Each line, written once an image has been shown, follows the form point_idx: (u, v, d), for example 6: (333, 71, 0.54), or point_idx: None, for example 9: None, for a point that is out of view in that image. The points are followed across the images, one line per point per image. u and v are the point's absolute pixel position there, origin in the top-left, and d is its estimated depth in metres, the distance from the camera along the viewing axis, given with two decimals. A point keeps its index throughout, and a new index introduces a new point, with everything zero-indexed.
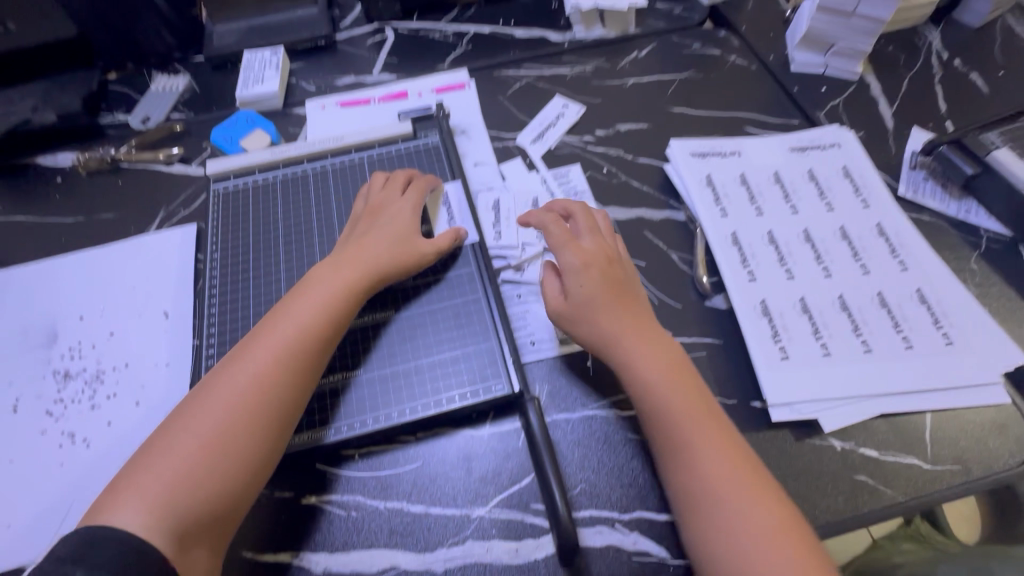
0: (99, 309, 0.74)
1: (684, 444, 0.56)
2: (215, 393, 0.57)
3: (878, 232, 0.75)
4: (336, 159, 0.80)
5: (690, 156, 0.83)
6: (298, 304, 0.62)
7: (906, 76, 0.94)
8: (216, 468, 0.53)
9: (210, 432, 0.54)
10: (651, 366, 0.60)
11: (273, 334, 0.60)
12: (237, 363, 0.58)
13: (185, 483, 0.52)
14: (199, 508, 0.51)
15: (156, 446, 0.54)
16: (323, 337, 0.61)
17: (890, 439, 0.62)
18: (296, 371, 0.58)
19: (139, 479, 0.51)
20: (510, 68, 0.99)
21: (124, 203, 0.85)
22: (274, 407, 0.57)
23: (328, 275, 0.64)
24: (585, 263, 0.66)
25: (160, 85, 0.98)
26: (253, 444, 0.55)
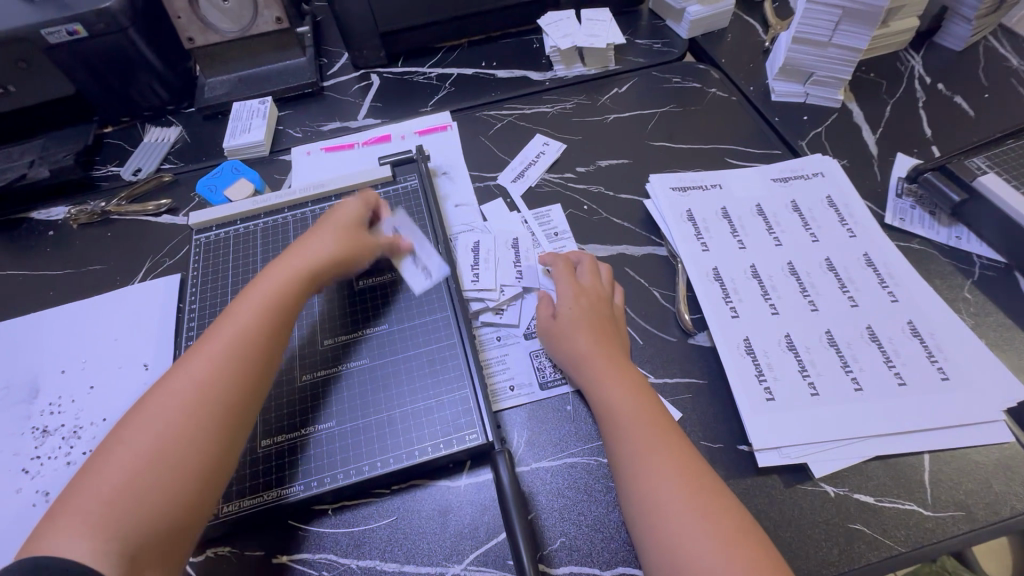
0: (81, 363, 0.75)
1: (650, 501, 0.53)
2: (147, 410, 0.55)
3: (865, 262, 0.73)
4: (316, 206, 0.81)
5: (670, 191, 0.82)
6: (234, 315, 0.62)
7: (889, 102, 0.94)
8: (157, 480, 0.51)
9: (146, 446, 0.53)
10: (607, 389, 0.61)
11: (206, 346, 0.60)
12: (179, 373, 0.58)
13: (123, 500, 0.50)
14: (143, 522, 0.50)
15: (92, 468, 0.52)
16: (262, 340, 0.61)
17: (886, 483, 0.59)
18: (231, 375, 0.58)
19: (79, 500, 0.50)
20: (492, 108, 1.00)
21: (113, 255, 0.86)
22: (210, 411, 0.56)
23: (267, 285, 0.65)
24: (579, 294, 0.68)
25: (153, 137, 1.01)
26: (193, 450, 0.54)
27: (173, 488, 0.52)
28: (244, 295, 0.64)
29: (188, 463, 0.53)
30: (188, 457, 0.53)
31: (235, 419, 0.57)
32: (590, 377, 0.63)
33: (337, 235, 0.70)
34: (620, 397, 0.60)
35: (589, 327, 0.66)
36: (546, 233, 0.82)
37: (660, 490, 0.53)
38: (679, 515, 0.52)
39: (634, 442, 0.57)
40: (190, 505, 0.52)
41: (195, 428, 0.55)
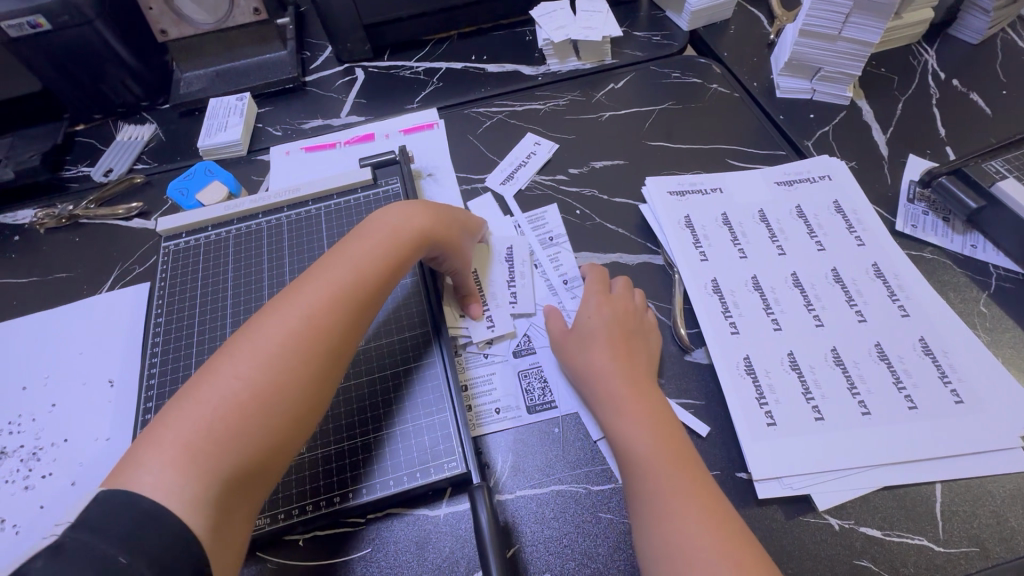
0: (44, 379, 0.71)
1: (666, 544, 0.49)
2: (266, 337, 0.50)
3: (874, 273, 0.68)
4: (292, 211, 0.77)
5: (667, 196, 0.77)
6: (345, 259, 0.58)
7: (900, 99, 0.89)
8: (261, 421, 0.47)
9: (255, 379, 0.48)
10: (637, 411, 0.57)
11: (336, 285, 0.55)
12: (286, 308, 0.53)
13: (225, 436, 0.45)
14: (239, 469, 0.46)
15: (196, 390, 0.47)
16: (375, 296, 0.58)
17: (894, 515, 0.55)
18: (348, 325, 0.55)
19: (169, 435, 0.44)
20: (481, 104, 0.95)
21: (80, 261, 0.82)
22: (325, 361, 0.52)
23: (378, 235, 0.61)
24: (605, 306, 0.65)
25: (125, 135, 0.96)
26: (303, 399, 0.50)
27: (275, 437, 0.48)
28: (375, 240, 0.60)
29: (293, 410, 0.49)
30: (293, 404, 0.49)
31: (338, 374, 0.54)
32: (606, 397, 0.59)
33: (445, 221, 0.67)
34: (641, 420, 0.56)
35: (611, 340, 0.62)
36: (540, 238, 0.77)
37: (679, 533, 0.49)
38: (699, 561, 0.47)
39: (655, 477, 0.53)
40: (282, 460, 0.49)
41: (309, 375, 0.51)
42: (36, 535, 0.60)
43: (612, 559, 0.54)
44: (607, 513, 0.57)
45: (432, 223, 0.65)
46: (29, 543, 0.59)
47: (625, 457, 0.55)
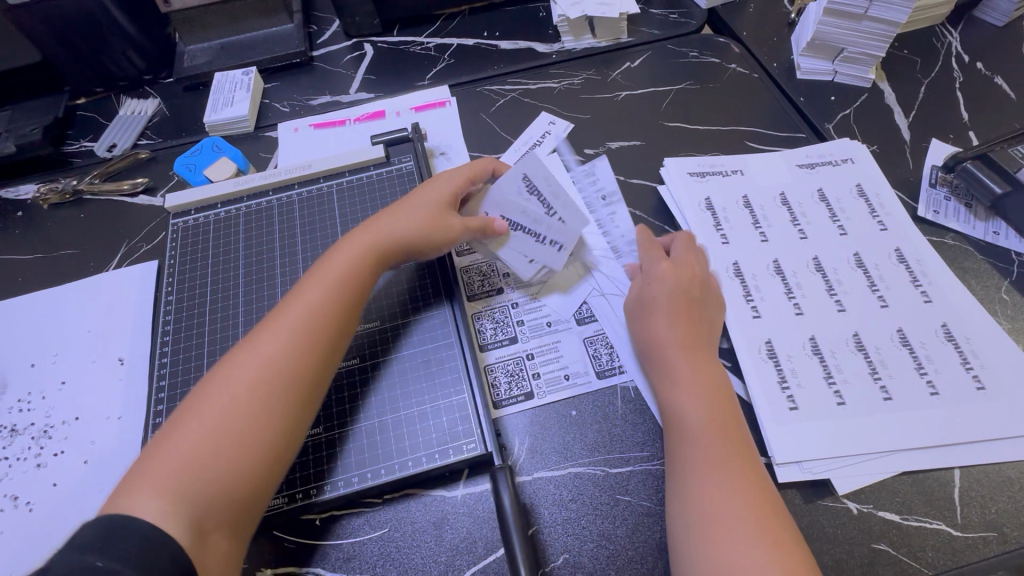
0: (53, 357, 0.70)
1: (716, 524, 0.49)
2: (227, 370, 0.53)
3: (896, 258, 0.67)
4: (303, 188, 0.75)
5: (687, 177, 0.76)
6: (311, 280, 0.59)
7: (923, 83, 0.87)
8: (230, 445, 0.49)
9: (218, 409, 0.50)
10: (692, 384, 0.56)
11: (294, 307, 0.56)
12: (259, 337, 0.54)
13: (194, 465, 0.47)
14: (215, 490, 0.47)
15: (170, 427, 0.50)
16: (344, 306, 0.58)
17: (913, 500, 0.55)
18: (308, 339, 0.55)
19: (155, 466, 0.47)
20: (494, 82, 0.93)
21: (86, 238, 0.80)
22: (286, 377, 0.53)
23: (345, 251, 0.61)
24: (677, 276, 0.62)
25: (129, 109, 0.93)
26: (268, 417, 0.51)
27: (248, 456, 0.49)
28: (340, 257, 0.61)
29: (259, 430, 0.50)
30: (261, 424, 0.50)
31: (311, 386, 0.54)
32: (662, 365, 0.58)
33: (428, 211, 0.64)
34: (695, 393, 0.56)
35: (680, 314, 0.60)
36: (592, 194, 0.78)
37: (726, 514, 0.49)
38: (747, 544, 0.47)
39: (708, 457, 0.52)
40: (265, 475, 0.50)
41: (271, 395, 0.51)
42: (50, 512, 0.60)
43: (631, 539, 0.54)
44: (626, 496, 0.57)
45: (420, 218, 0.64)
46: (43, 520, 0.59)
47: (681, 432, 0.54)
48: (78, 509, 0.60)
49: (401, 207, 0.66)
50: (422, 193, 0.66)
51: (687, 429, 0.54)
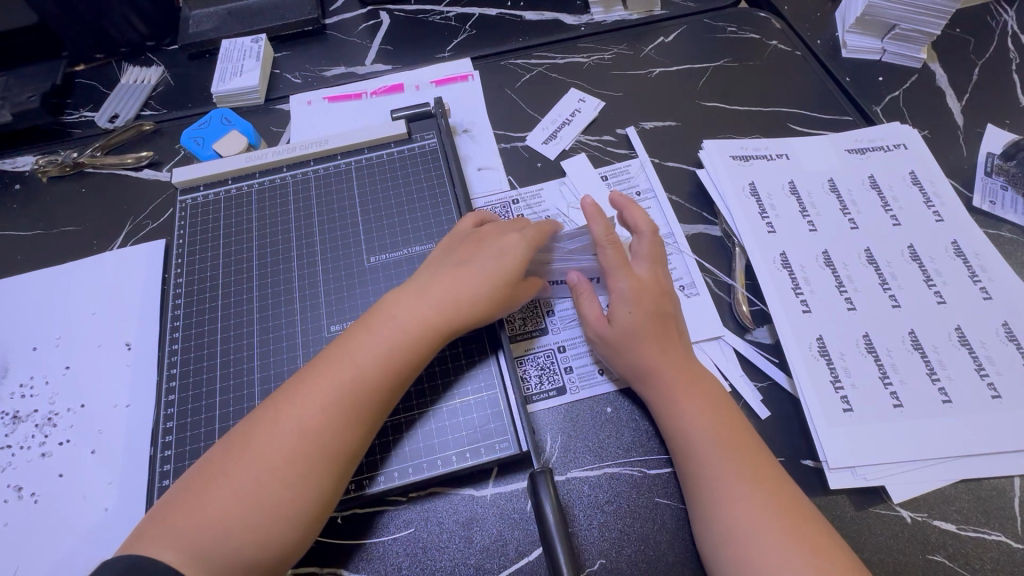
0: (56, 340, 0.66)
1: (728, 532, 0.47)
2: (262, 436, 0.47)
3: (953, 252, 0.64)
4: (319, 165, 0.70)
5: (730, 160, 0.72)
6: (359, 337, 0.52)
7: (978, 64, 0.81)
8: (259, 519, 0.45)
9: (250, 480, 0.45)
10: (698, 413, 0.52)
11: (341, 372, 0.50)
12: (300, 394, 0.49)
13: (218, 532, 0.44)
14: (233, 556, 0.44)
15: (195, 484, 0.46)
16: (395, 379, 0.51)
17: (970, 509, 0.52)
18: (353, 416, 0.49)
19: (179, 520, 0.44)
20: (519, 55, 0.87)
21: (88, 214, 0.76)
22: (326, 457, 0.47)
23: (399, 308, 0.53)
24: (638, 291, 0.57)
25: (131, 77, 0.88)
26: (302, 498, 0.46)
27: (276, 533, 0.45)
28: (393, 315, 0.53)
29: (290, 511, 0.45)
30: (292, 503, 0.45)
31: (348, 465, 0.48)
32: (659, 393, 0.54)
33: (491, 277, 0.55)
34: (698, 418, 0.52)
35: (649, 334, 0.55)
36: (625, 194, 0.72)
37: (741, 517, 0.47)
38: (768, 547, 0.45)
39: (708, 460, 0.50)
40: (293, 551, 0.46)
41: (308, 476, 0.46)
42: (57, 505, 0.57)
43: (671, 545, 0.51)
44: (666, 499, 0.53)
45: (478, 287, 0.54)
46: (50, 513, 0.56)
47: (678, 443, 0.52)
48: (84, 503, 0.57)
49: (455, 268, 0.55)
50: (483, 242, 0.57)
51: (683, 437, 0.52)
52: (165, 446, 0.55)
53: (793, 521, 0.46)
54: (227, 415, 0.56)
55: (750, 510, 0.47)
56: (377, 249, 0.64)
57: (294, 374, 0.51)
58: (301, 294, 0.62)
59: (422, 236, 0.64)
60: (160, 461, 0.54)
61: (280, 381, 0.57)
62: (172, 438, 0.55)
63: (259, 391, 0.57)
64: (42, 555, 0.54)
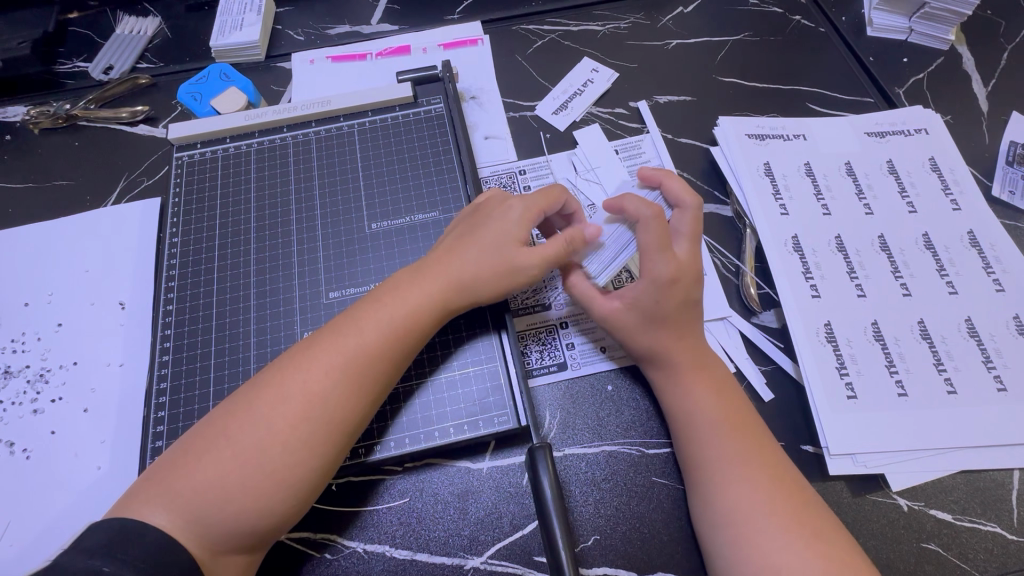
0: (48, 296, 0.65)
1: (725, 515, 0.46)
2: (265, 400, 0.46)
3: (968, 241, 0.62)
4: (321, 126, 0.68)
5: (746, 139, 0.70)
6: (366, 308, 0.51)
7: (1007, 48, 0.78)
8: (259, 485, 0.44)
9: (250, 445, 0.44)
10: (700, 399, 0.51)
11: (348, 341, 0.49)
12: (304, 363, 0.48)
13: (216, 496, 0.43)
14: (223, 521, 0.43)
15: (194, 447, 0.45)
16: (401, 351, 0.50)
17: (967, 500, 0.52)
18: (358, 385, 0.48)
19: (172, 481, 0.44)
20: (531, 21, 0.83)
21: (81, 169, 0.74)
22: (327, 426, 0.46)
23: (408, 281, 0.52)
24: (675, 278, 0.51)
25: (126, 28, 0.84)
26: (303, 464, 0.45)
27: (274, 498, 0.44)
28: (401, 285, 0.52)
29: (291, 477, 0.45)
30: (292, 470, 0.45)
31: (350, 438, 0.48)
32: (663, 374, 0.53)
33: (498, 248, 0.53)
34: (701, 404, 0.51)
35: (664, 320, 0.52)
36: (635, 169, 0.70)
37: (739, 497, 0.46)
38: (766, 530, 0.45)
39: (709, 443, 0.49)
40: (291, 516, 0.45)
41: (310, 443, 0.45)
42: (49, 461, 0.56)
43: (666, 525, 0.51)
44: (664, 478, 0.53)
45: (493, 256, 0.53)
46: (41, 470, 0.56)
47: (680, 423, 0.51)
48: (76, 459, 0.56)
49: (470, 239, 0.54)
50: (489, 214, 0.55)
51: (682, 416, 0.51)
52: (158, 408, 0.54)
53: (793, 504, 0.46)
54: (222, 378, 0.55)
55: (749, 497, 0.46)
56: (379, 215, 0.62)
57: (300, 342, 0.50)
58: (299, 259, 0.60)
59: (425, 204, 0.63)
60: (153, 423, 0.53)
61: (276, 346, 0.56)
62: (166, 399, 0.54)
63: (255, 357, 0.55)
64: (33, 509, 0.54)
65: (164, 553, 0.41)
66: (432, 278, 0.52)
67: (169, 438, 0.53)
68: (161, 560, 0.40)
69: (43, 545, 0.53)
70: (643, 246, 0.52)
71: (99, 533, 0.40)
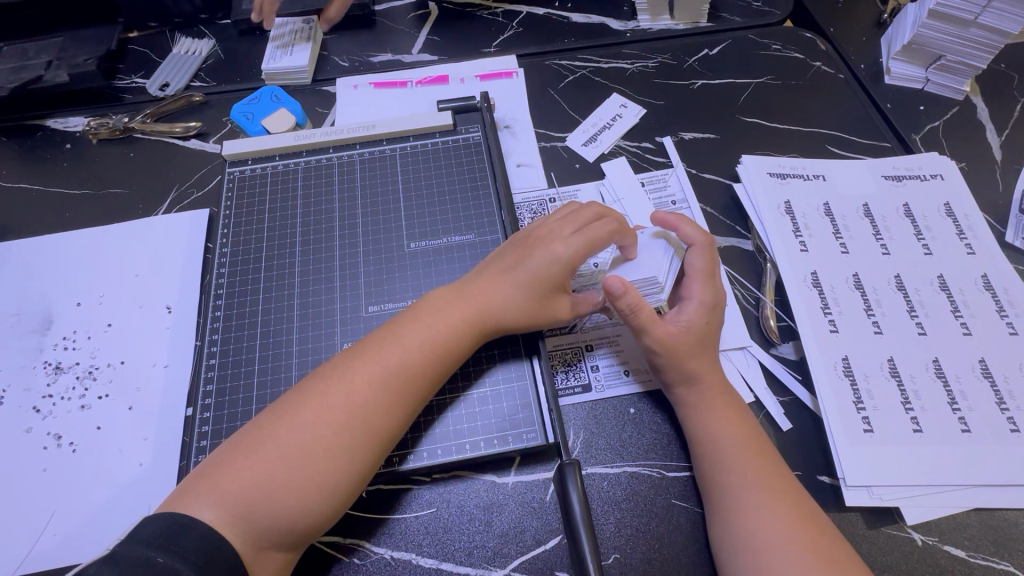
0: (99, 297, 0.68)
1: (746, 540, 0.48)
2: (308, 406, 0.49)
3: (982, 285, 0.65)
4: (365, 149, 0.72)
5: (767, 177, 0.73)
6: (408, 324, 0.54)
7: (1020, 101, 0.81)
8: (300, 486, 0.46)
9: (296, 448, 0.47)
10: (722, 427, 0.53)
11: (390, 354, 0.51)
12: (346, 373, 0.51)
13: (260, 494, 0.45)
14: (266, 518, 0.45)
15: (242, 447, 0.48)
16: (438, 366, 0.53)
17: (980, 537, 0.53)
18: (397, 396, 0.50)
19: (220, 478, 0.46)
20: (563, 56, 0.88)
21: (135, 178, 0.78)
22: (368, 433, 0.49)
23: (449, 300, 0.55)
24: (714, 305, 0.59)
25: (183, 48, 0.89)
26: (343, 468, 0.47)
27: (315, 500, 0.46)
28: (442, 304, 0.55)
29: (330, 480, 0.47)
30: (332, 474, 0.47)
31: (387, 446, 0.50)
32: (688, 401, 0.56)
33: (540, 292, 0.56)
34: (724, 431, 0.53)
35: (702, 346, 0.57)
36: (660, 201, 0.73)
37: (759, 524, 0.48)
38: (785, 559, 0.46)
39: (731, 469, 0.51)
40: (329, 518, 0.48)
41: (350, 448, 0.48)
42: (93, 455, 0.59)
43: (686, 548, 0.53)
44: (684, 502, 0.55)
45: (531, 296, 0.55)
46: (86, 463, 0.58)
47: (699, 449, 0.54)
48: (119, 454, 0.59)
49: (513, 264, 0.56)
50: (535, 251, 0.56)
51: (701, 442, 0.54)
52: (204, 409, 0.57)
53: (811, 535, 0.47)
54: (264, 383, 0.58)
55: (769, 523, 0.48)
56: (417, 235, 0.66)
57: (342, 353, 0.53)
58: (340, 272, 0.64)
59: (461, 227, 0.66)
60: (197, 423, 0.56)
61: (317, 354, 0.59)
62: (211, 401, 0.57)
63: (296, 364, 0.58)
64: (77, 500, 0.57)
65: (212, 546, 0.43)
66: (469, 301, 0.55)
67: (213, 438, 0.55)
68: (208, 553, 0.43)
69: (85, 536, 0.55)
70: (693, 270, 0.60)
71: (150, 523, 0.43)
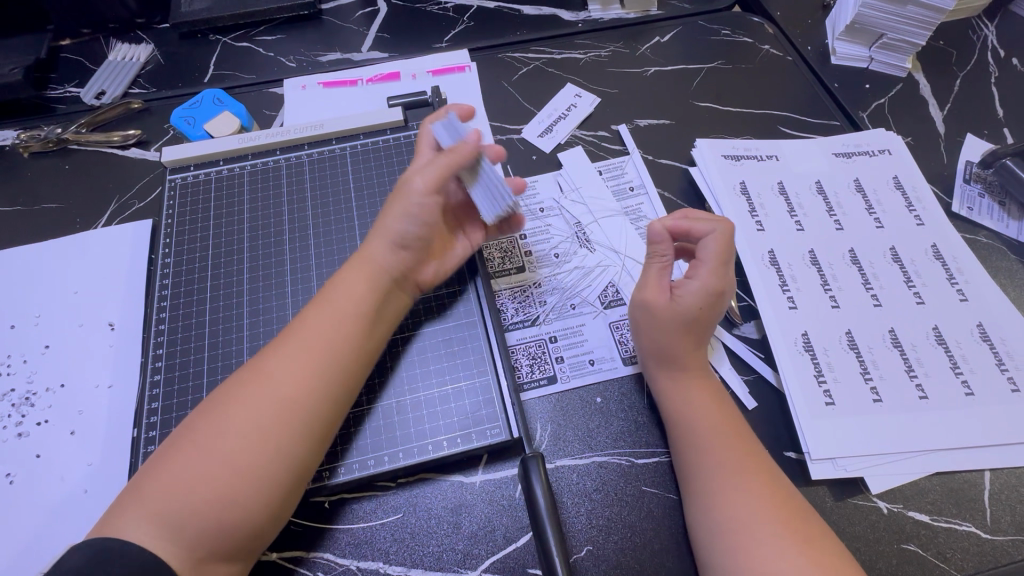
0: (35, 318, 0.64)
1: (722, 524, 0.48)
2: (224, 404, 0.47)
3: (932, 254, 0.66)
4: (313, 149, 0.70)
5: (721, 159, 0.73)
6: (317, 307, 0.53)
7: (959, 76, 0.84)
8: (227, 484, 0.44)
9: (213, 445, 0.45)
10: (696, 412, 0.53)
11: (299, 338, 0.50)
12: (260, 364, 0.49)
13: (187, 500, 0.43)
14: (197, 526, 0.43)
15: (168, 456, 0.46)
16: (352, 339, 0.52)
17: (942, 501, 0.54)
18: (312, 375, 0.49)
19: (147, 491, 0.44)
20: (515, 49, 0.87)
21: (71, 192, 0.74)
22: (283, 418, 0.47)
23: (352, 273, 0.55)
24: (717, 295, 0.55)
25: (119, 54, 0.85)
26: (264, 455, 0.45)
27: (248, 497, 0.44)
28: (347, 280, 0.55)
29: (260, 471, 0.45)
30: (256, 466, 0.45)
31: (315, 427, 0.48)
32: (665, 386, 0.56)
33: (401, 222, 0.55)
34: (700, 416, 0.53)
35: (690, 331, 0.55)
36: (617, 188, 0.73)
37: (734, 511, 0.48)
38: (761, 540, 0.46)
39: (705, 454, 0.51)
40: (267, 517, 0.45)
41: (268, 434, 0.46)
42: (34, 486, 0.55)
43: (658, 535, 0.52)
44: (654, 488, 0.54)
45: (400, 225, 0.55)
46: (26, 495, 0.55)
47: (678, 438, 0.53)
48: (61, 482, 0.55)
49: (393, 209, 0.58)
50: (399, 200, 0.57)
51: (681, 430, 0.53)
52: (150, 427, 0.54)
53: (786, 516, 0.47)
54: None
55: (744, 506, 0.48)
56: None
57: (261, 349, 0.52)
58: (292, 277, 0.61)
59: None
60: (144, 443, 0.53)
61: None
62: (157, 419, 0.54)
63: None
64: (14, 534, 0.53)
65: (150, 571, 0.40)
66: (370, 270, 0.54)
67: None
68: None
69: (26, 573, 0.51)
70: (704, 256, 0.55)
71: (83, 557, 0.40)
